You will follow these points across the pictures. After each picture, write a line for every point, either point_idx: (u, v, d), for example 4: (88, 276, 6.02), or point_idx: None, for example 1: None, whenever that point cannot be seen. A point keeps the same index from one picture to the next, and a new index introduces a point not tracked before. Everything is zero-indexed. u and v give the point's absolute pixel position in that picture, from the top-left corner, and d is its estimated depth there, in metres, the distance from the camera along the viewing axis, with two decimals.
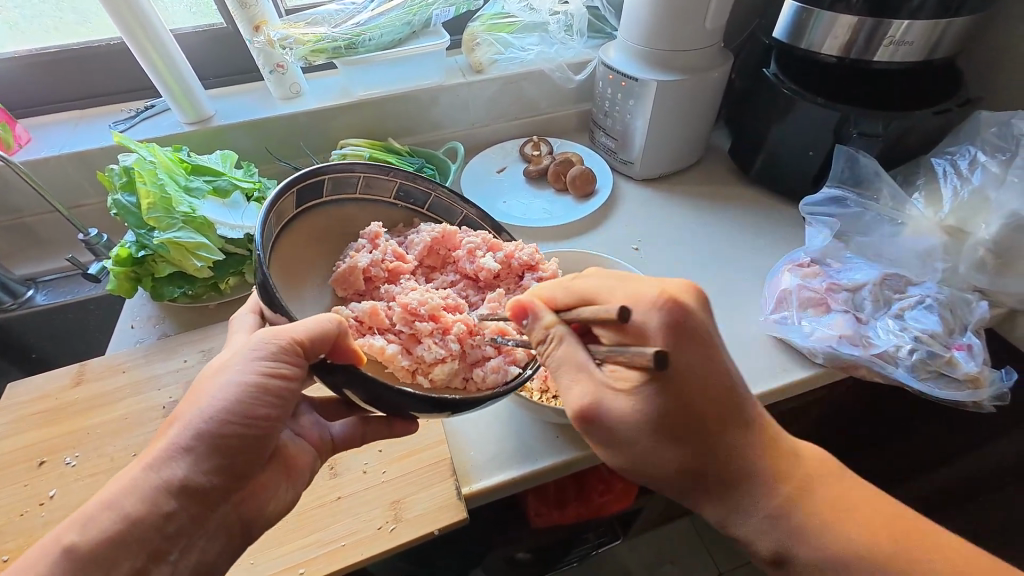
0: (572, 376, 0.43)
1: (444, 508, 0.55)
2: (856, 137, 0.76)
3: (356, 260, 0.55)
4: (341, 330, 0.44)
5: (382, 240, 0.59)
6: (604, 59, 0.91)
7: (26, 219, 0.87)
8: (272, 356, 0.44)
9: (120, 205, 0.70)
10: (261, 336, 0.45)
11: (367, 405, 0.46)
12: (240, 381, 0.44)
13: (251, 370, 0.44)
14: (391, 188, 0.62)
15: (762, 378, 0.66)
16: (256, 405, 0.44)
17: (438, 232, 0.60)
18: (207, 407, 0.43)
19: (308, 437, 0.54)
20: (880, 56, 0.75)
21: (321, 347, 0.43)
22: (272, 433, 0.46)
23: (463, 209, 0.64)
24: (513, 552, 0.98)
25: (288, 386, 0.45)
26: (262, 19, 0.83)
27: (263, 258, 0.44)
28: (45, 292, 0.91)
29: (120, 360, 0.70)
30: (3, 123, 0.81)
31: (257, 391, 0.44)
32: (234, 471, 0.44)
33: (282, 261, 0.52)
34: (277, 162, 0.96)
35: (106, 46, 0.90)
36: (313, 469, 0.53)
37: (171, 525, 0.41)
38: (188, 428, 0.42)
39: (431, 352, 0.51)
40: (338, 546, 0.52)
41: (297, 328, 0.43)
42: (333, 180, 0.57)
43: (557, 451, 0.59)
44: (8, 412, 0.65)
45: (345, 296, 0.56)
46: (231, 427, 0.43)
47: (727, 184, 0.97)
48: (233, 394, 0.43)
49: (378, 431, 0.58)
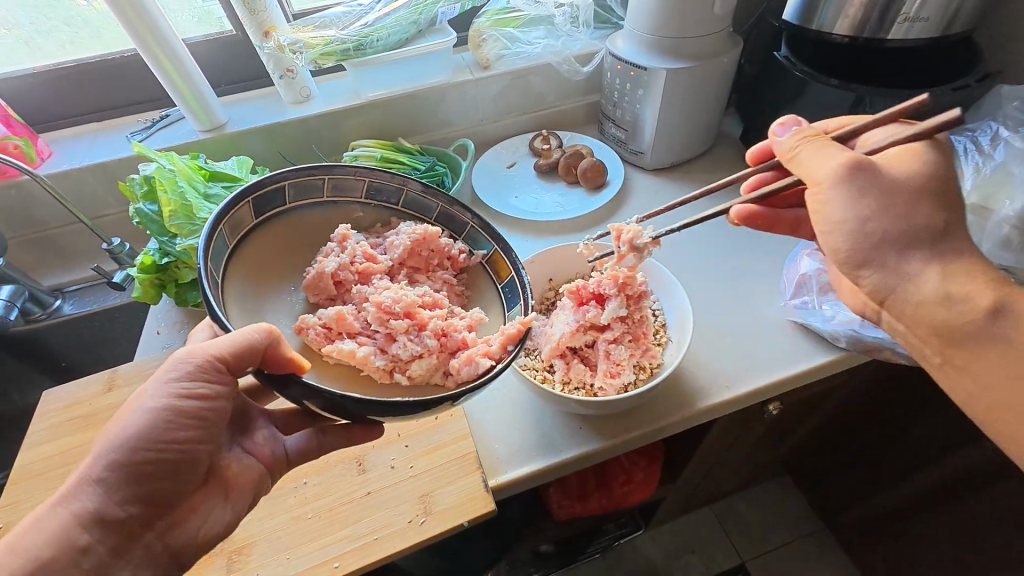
0: (837, 150, 0.49)
1: (471, 500, 0.55)
2: (873, 117, 0.75)
3: (324, 265, 0.57)
4: (268, 342, 0.44)
5: (349, 242, 0.60)
6: (612, 48, 0.90)
7: (51, 231, 0.89)
8: (190, 375, 0.44)
9: (142, 214, 0.72)
10: (180, 354, 0.44)
11: (328, 415, 0.47)
12: (153, 403, 0.42)
13: (166, 392, 0.43)
14: (362, 187, 0.64)
15: (786, 363, 0.66)
16: (172, 429, 0.43)
17: (418, 234, 0.62)
18: (117, 437, 0.41)
19: (259, 455, 0.53)
20: (895, 34, 0.74)
21: (252, 360, 0.44)
22: (192, 458, 0.44)
23: (437, 202, 0.65)
24: (538, 545, 0.99)
25: (208, 406, 0.44)
26: (272, 24, 0.84)
27: (206, 282, 0.46)
28: (71, 302, 0.93)
29: (150, 365, 0.71)
30: (25, 138, 0.83)
31: (172, 414, 0.43)
32: (156, 498, 0.44)
33: (246, 271, 0.55)
34: (291, 165, 0.97)
35: (120, 58, 0.91)
36: (259, 486, 0.52)
37: (89, 560, 0.41)
38: (98, 460, 0.41)
39: (408, 349, 0.53)
40: (370, 539, 0.53)
41: (220, 344, 0.44)
42: (295, 185, 0.59)
43: (581, 441, 0.60)
44: (41, 419, 0.67)
45: (317, 302, 0.58)
46: (144, 454, 0.42)
47: (740, 170, 0.96)
48: (148, 418, 0.42)
49: (334, 440, 0.56)
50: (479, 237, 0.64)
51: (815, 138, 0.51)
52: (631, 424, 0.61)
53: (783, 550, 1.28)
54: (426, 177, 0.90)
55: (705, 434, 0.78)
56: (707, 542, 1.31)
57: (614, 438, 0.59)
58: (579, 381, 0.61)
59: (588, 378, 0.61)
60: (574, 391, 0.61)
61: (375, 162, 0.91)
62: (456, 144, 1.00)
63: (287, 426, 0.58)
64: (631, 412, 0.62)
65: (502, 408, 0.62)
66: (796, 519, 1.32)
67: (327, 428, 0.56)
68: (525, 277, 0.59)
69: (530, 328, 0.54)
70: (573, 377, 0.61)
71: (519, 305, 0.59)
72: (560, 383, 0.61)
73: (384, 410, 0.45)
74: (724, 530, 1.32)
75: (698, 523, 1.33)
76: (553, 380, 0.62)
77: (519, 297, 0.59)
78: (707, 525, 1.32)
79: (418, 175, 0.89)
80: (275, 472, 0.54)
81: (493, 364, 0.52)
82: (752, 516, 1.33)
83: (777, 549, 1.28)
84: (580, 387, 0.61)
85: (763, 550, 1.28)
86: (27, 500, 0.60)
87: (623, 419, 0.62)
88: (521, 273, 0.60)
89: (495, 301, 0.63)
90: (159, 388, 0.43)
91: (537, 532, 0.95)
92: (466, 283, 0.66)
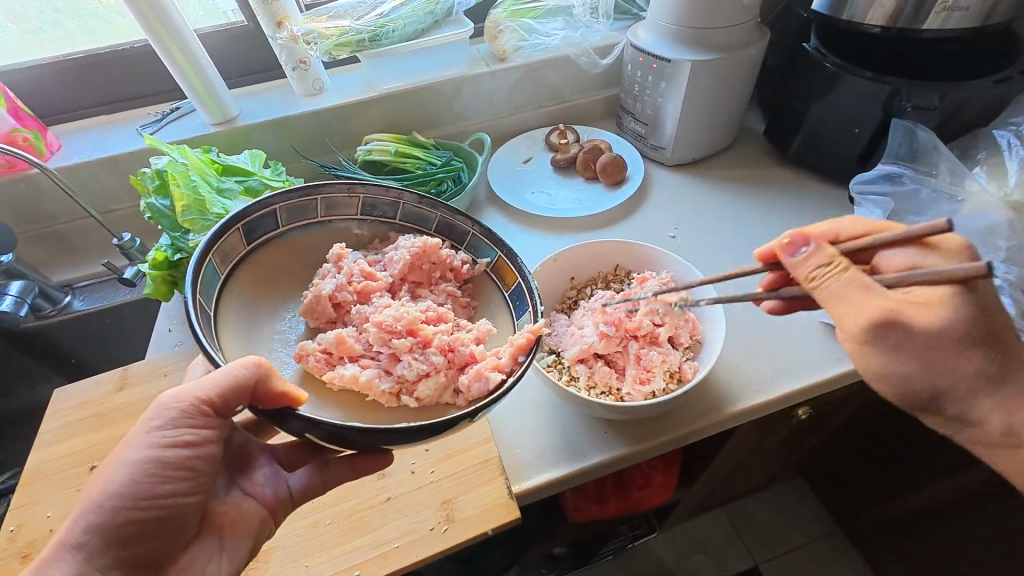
0: (860, 293, 0.45)
1: (494, 508, 0.54)
2: (910, 111, 0.72)
3: (321, 288, 0.56)
4: (257, 379, 0.43)
5: (346, 261, 0.59)
6: (633, 40, 0.88)
7: (60, 225, 0.88)
8: (175, 422, 0.43)
9: (154, 209, 0.70)
10: (163, 402, 0.44)
11: (331, 445, 0.45)
12: (138, 456, 0.42)
13: (150, 443, 0.43)
14: (356, 204, 0.62)
15: (817, 366, 0.64)
16: (157, 482, 0.42)
17: (418, 247, 0.60)
18: (100, 496, 0.41)
19: (258, 497, 0.51)
20: (932, 24, 0.71)
21: (239, 398, 0.44)
22: (179, 510, 0.44)
23: (435, 213, 0.63)
24: (551, 548, 0.97)
25: (194, 453, 0.44)
26: (285, 14, 0.82)
27: (196, 317, 0.46)
28: (82, 297, 0.91)
29: (162, 364, 0.70)
30: (34, 131, 0.82)
31: (156, 465, 0.42)
32: (141, 560, 0.43)
33: (241, 298, 0.55)
34: (302, 160, 0.95)
35: (131, 49, 0.89)
36: (260, 531, 0.50)
37: None
38: (78, 523, 0.41)
39: (413, 369, 0.51)
40: (391, 548, 0.52)
41: (203, 387, 0.43)
42: (287, 208, 0.58)
43: (605, 447, 0.58)
44: (52, 419, 0.65)
45: (318, 325, 0.57)
46: (127, 512, 0.41)
47: (764, 166, 0.94)
48: (131, 473, 0.42)
49: (338, 474, 0.53)
50: (482, 244, 0.61)
51: (840, 265, 0.45)
52: (657, 431, 0.59)
53: (797, 553, 1.26)
54: (441, 172, 0.87)
55: (730, 439, 0.76)
56: (719, 544, 1.28)
57: (638, 445, 0.58)
58: (604, 385, 0.59)
59: (615, 382, 0.59)
60: (599, 395, 0.58)
61: (389, 156, 0.88)
62: (471, 138, 0.97)
63: (289, 461, 0.56)
64: (654, 419, 0.60)
65: (523, 412, 0.60)
66: (810, 521, 1.30)
67: (329, 462, 0.54)
68: (534, 283, 0.57)
69: (540, 336, 0.52)
70: (598, 381, 0.59)
71: (528, 312, 0.56)
72: (585, 388, 0.59)
73: (387, 439, 0.43)
74: (736, 533, 1.30)
75: (710, 525, 1.31)
76: (577, 384, 0.59)
77: (526, 305, 0.57)
78: (720, 527, 1.30)
79: (434, 170, 0.87)
80: (278, 514, 0.52)
81: (503, 379, 0.50)
82: (767, 518, 1.31)
83: (792, 552, 1.26)
84: (602, 391, 0.59)
85: (778, 553, 1.26)
86: (39, 502, 0.59)
87: (647, 426, 0.59)
88: (528, 280, 0.57)
89: (503, 310, 0.61)
90: (143, 438, 0.43)
91: (552, 537, 0.93)
92: (472, 292, 0.64)
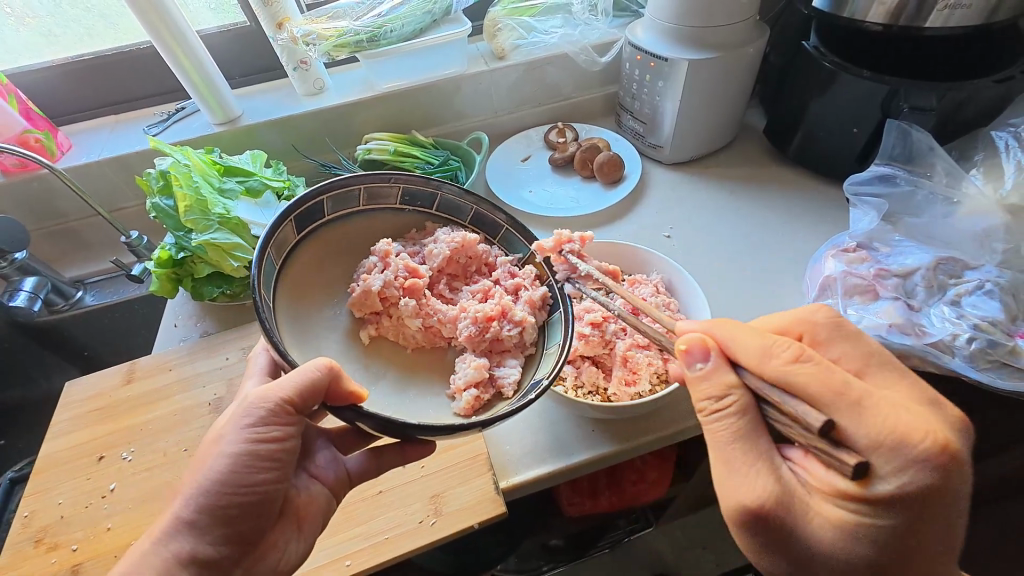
0: (753, 464, 0.40)
1: (480, 503, 0.55)
2: (906, 112, 0.71)
3: (369, 283, 0.57)
4: (326, 381, 0.45)
5: (392, 257, 0.59)
6: (631, 38, 0.87)
7: (72, 223, 0.91)
8: (262, 419, 0.45)
9: (159, 208, 0.72)
10: (250, 400, 0.46)
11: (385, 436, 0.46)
12: (231, 449, 0.45)
13: (242, 438, 0.45)
14: (395, 193, 0.62)
15: None
16: (252, 471, 0.45)
17: (458, 241, 0.60)
18: (202, 484, 0.44)
19: (323, 479, 0.53)
20: (933, 22, 0.69)
21: (316, 398, 0.45)
22: (270, 496, 0.47)
23: (471, 203, 0.63)
24: (548, 539, 0.99)
25: (282, 447, 0.47)
26: (285, 15, 0.83)
27: (260, 310, 0.46)
28: (93, 293, 0.95)
29: (167, 358, 0.72)
30: (45, 131, 0.85)
31: (248, 458, 0.45)
32: (239, 538, 0.46)
33: (291, 294, 0.55)
34: (304, 158, 0.97)
35: (136, 50, 0.91)
36: (329, 511, 0.52)
37: None
38: None
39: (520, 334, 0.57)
40: (383, 539, 0.54)
41: (287, 387, 0.45)
42: (333, 198, 0.58)
43: (594, 444, 0.59)
44: (65, 410, 0.68)
45: (362, 316, 0.58)
46: (227, 497, 0.44)
47: (764, 164, 0.93)
48: (227, 465, 0.44)
49: (391, 461, 0.56)
50: (515, 239, 0.63)
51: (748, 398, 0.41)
52: (643, 429, 0.60)
53: None
54: (439, 172, 0.88)
55: None
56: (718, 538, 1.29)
57: (628, 442, 0.58)
58: (591, 385, 0.60)
59: (601, 382, 0.60)
60: (589, 395, 0.60)
61: (388, 155, 0.90)
62: (469, 137, 0.98)
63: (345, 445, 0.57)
64: (645, 417, 0.61)
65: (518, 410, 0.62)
66: None
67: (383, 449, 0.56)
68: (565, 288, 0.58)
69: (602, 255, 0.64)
70: (586, 381, 0.61)
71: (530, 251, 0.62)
72: (572, 388, 0.60)
73: (429, 429, 0.44)
74: None
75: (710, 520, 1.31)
76: (563, 383, 0.61)
77: (559, 306, 0.58)
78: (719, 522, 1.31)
79: (431, 170, 0.88)
80: (341, 494, 0.54)
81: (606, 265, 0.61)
82: None
83: None
84: (593, 391, 0.60)
85: None
86: (54, 487, 0.62)
87: (637, 424, 0.61)
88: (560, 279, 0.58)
89: None
90: (236, 433, 0.45)
91: (549, 530, 0.95)
92: None
